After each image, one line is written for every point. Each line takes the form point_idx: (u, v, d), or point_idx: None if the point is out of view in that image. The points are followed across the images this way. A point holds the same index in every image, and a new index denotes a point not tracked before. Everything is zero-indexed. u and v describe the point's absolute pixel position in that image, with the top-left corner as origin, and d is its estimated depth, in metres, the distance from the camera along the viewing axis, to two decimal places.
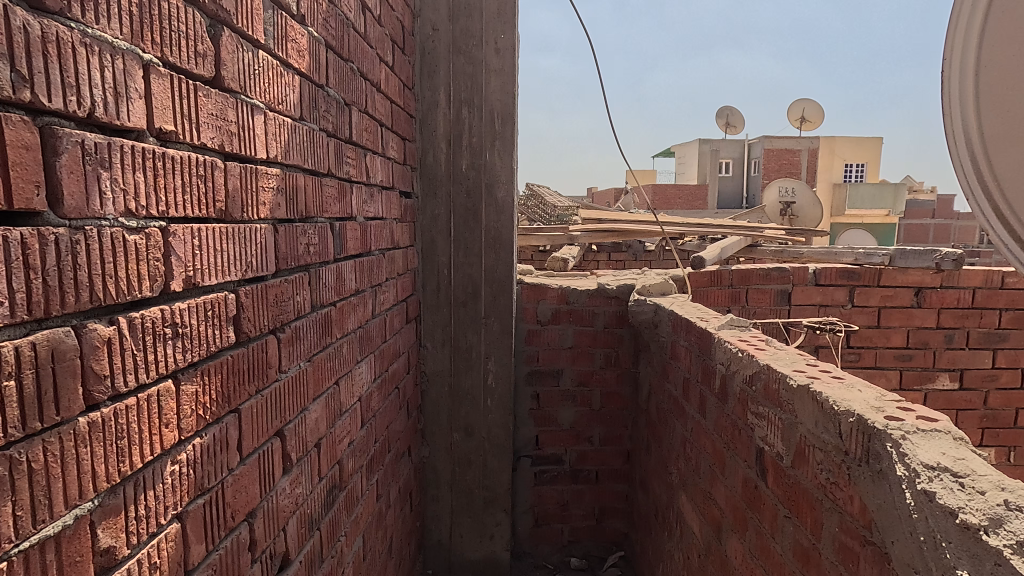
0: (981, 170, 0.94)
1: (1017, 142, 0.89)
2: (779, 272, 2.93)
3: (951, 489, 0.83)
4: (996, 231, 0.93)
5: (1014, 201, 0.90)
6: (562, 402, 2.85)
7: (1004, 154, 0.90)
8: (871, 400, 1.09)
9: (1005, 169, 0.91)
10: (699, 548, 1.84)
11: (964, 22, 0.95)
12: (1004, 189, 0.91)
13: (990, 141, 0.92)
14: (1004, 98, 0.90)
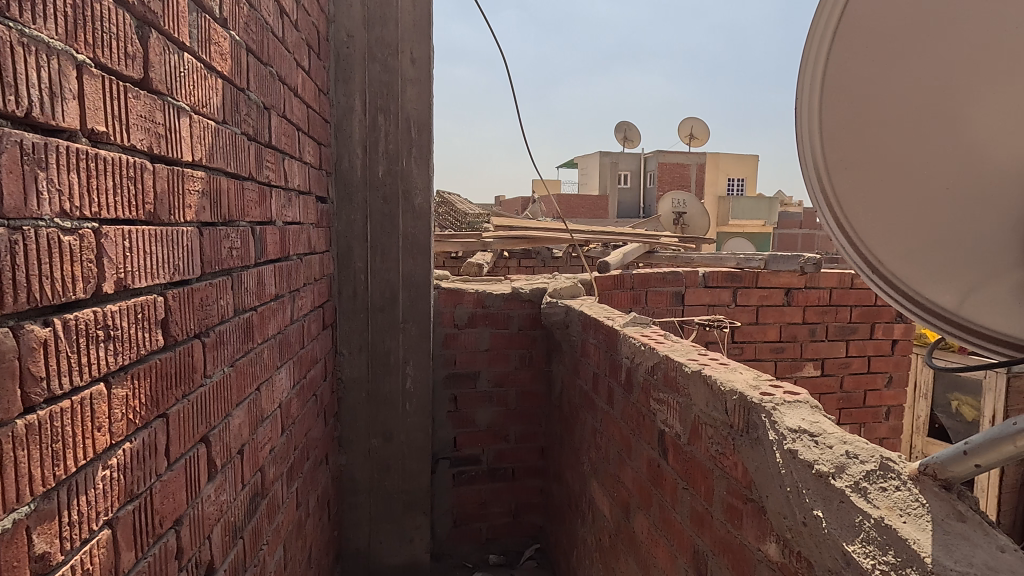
0: (828, 185, 1.01)
1: (860, 165, 1.00)
2: (673, 275, 3.23)
3: (808, 446, 1.01)
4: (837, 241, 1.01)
5: (858, 220, 1.00)
6: (479, 403, 2.93)
7: (848, 174, 1.00)
8: (749, 379, 1.29)
9: (847, 188, 1.01)
10: (609, 530, 2.00)
11: (814, 50, 1.01)
12: (846, 204, 1.00)
13: (837, 160, 1.01)
14: (848, 125, 1.01)
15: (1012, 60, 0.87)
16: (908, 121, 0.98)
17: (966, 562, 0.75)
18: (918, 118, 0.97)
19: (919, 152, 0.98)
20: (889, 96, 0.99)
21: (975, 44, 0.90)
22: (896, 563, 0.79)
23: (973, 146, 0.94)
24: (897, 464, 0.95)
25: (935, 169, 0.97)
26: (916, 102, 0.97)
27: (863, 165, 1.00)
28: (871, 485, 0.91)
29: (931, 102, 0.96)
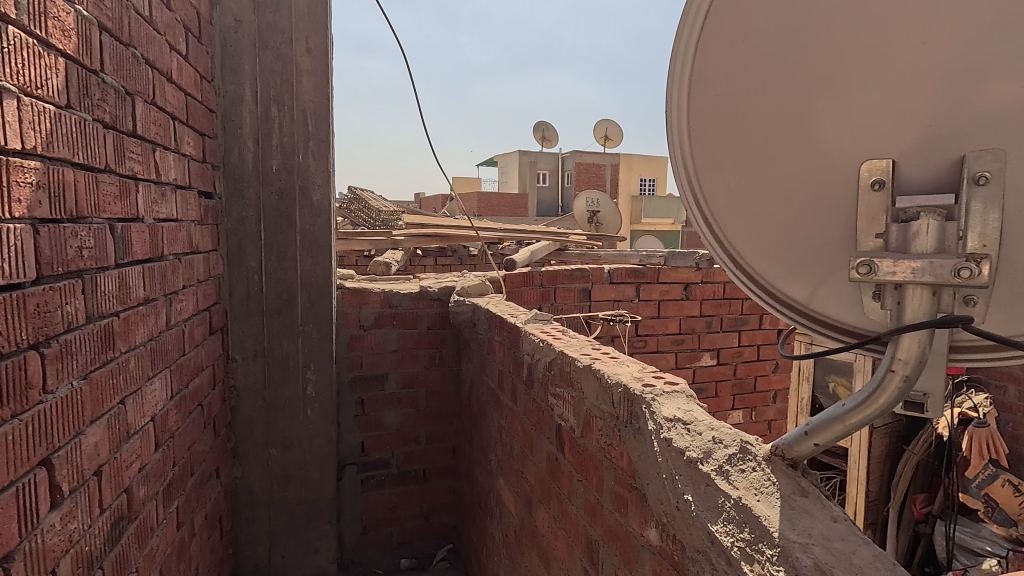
0: (697, 189, 1.03)
1: (727, 168, 1.01)
2: (581, 272, 3.32)
3: (681, 434, 1.07)
4: (708, 241, 1.05)
5: (720, 218, 1.03)
6: (387, 405, 2.86)
7: (716, 177, 1.02)
8: (634, 372, 1.34)
9: (716, 191, 1.03)
10: (515, 525, 2.02)
11: (685, 38, 0.97)
12: (715, 206, 1.03)
13: (706, 164, 1.02)
14: (715, 129, 1.00)
15: (860, 69, 0.86)
16: (766, 122, 0.97)
17: (807, 534, 0.82)
18: (773, 119, 0.96)
19: (781, 155, 0.98)
20: (750, 95, 0.97)
21: (826, 48, 0.89)
22: (751, 540, 0.85)
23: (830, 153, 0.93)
24: (755, 447, 1.00)
25: (790, 170, 0.97)
26: (774, 103, 0.95)
27: (726, 164, 1.01)
28: (733, 467, 0.98)
29: (794, 105, 0.94)
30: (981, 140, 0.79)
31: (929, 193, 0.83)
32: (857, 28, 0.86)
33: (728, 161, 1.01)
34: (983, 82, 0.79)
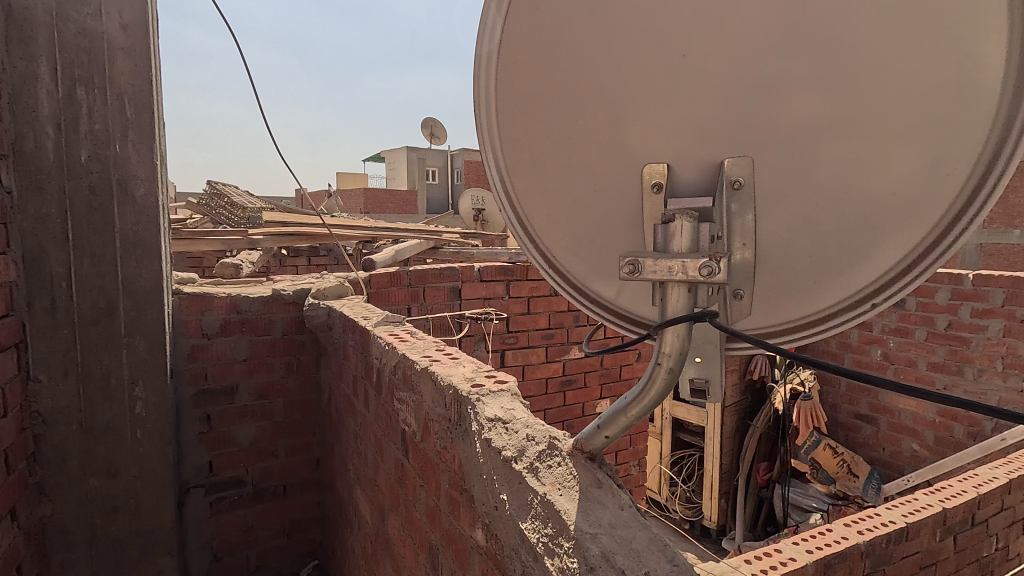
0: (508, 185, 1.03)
1: (534, 165, 1.01)
2: (450, 271, 3.29)
3: (500, 433, 1.07)
4: (520, 237, 1.05)
5: (531, 215, 1.03)
6: (238, 419, 2.63)
7: (525, 174, 1.02)
8: (467, 372, 1.33)
9: (525, 187, 1.02)
10: (370, 535, 1.94)
11: (489, 25, 0.93)
12: (524, 203, 1.03)
13: (514, 159, 1.01)
14: (521, 124, 0.99)
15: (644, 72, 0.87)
16: (565, 123, 0.96)
17: (598, 524, 0.85)
18: (571, 120, 0.96)
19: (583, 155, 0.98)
20: (547, 96, 0.96)
21: (608, 53, 0.89)
22: (553, 535, 0.87)
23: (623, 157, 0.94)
24: (560, 442, 1.03)
25: (589, 171, 0.98)
26: (573, 101, 0.94)
27: (532, 163, 1.01)
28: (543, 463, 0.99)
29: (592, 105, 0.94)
30: (735, 148, 0.84)
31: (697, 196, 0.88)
32: (635, 36, 0.87)
33: (535, 158, 1.01)
34: (739, 94, 0.82)
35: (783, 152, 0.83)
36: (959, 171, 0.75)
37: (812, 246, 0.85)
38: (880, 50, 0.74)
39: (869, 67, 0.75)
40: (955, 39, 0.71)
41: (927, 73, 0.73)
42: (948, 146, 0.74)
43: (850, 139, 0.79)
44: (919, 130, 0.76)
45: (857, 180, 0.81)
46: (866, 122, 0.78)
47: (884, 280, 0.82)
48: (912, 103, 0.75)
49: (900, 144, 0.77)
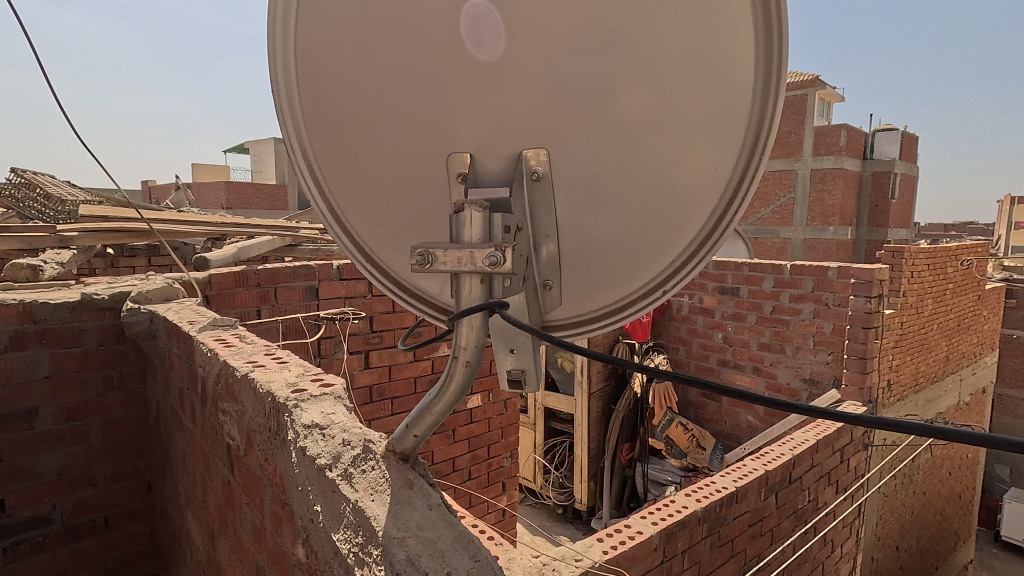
0: (316, 175, 0.96)
1: (343, 152, 0.95)
2: (304, 269, 3.03)
3: (316, 440, 1.00)
4: (334, 231, 0.98)
5: (346, 208, 0.98)
6: (40, 447, 2.24)
7: (334, 163, 0.96)
8: (291, 377, 1.24)
9: (335, 177, 0.97)
10: (202, 563, 1.75)
11: None
12: (335, 194, 0.97)
13: (321, 147, 0.95)
14: (325, 108, 0.93)
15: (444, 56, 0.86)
16: (371, 110, 0.92)
17: (406, 527, 0.82)
18: (378, 107, 0.92)
19: (393, 143, 0.94)
20: (352, 80, 0.91)
21: (406, 33, 0.86)
22: (363, 543, 0.83)
23: (433, 146, 0.92)
24: (376, 445, 0.98)
25: (399, 159, 0.94)
26: (377, 84, 0.90)
27: (342, 152, 0.95)
28: (358, 468, 0.94)
29: (397, 91, 0.90)
30: (533, 137, 0.86)
31: (498, 183, 0.88)
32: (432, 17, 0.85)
33: (343, 145, 0.95)
34: (533, 85, 0.84)
35: (579, 147, 0.86)
36: (725, 166, 0.81)
37: (611, 238, 0.91)
38: (651, 51, 0.78)
39: (644, 67, 0.80)
40: (713, 41, 0.76)
41: (693, 77, 0.78)
42: (714, 146, 0.81)
43: (634, 136, 0.84)
44: (691, 130, 0.81)
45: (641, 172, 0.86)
46: (647, 121, 0.83)
47: (673, 267, 0.87)
48: (684, 103, 0.80)
49: (676, 143, 0.83)
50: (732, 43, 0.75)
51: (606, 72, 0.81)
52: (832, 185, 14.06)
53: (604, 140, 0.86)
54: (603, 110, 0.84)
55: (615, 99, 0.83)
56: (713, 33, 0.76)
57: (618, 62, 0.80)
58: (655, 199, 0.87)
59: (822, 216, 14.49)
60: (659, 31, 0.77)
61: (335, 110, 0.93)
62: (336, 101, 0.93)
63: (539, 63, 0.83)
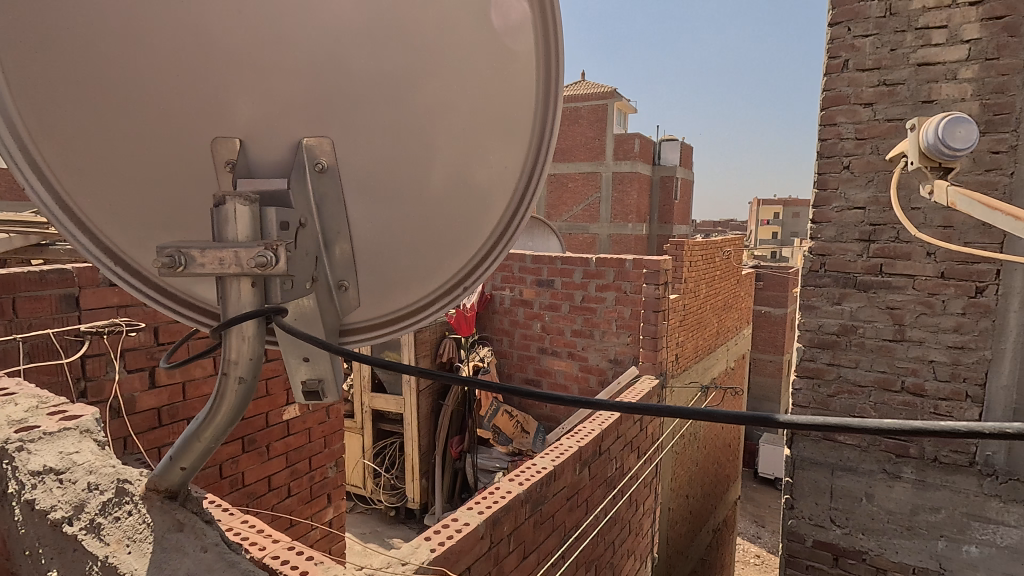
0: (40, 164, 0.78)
1: (77, 138, 0.79)
2: (58, 271, 2.15)
3: (50, 490, 0.92)
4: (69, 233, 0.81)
5: (87, 207, 0.82)
6: None
7: (65, 151, 0.79)
8: (22, 417, 1.11)
9: (69, 167, 0.80)
10: None
11: None
12: (71, 190, 0.81)
13: (46, 131, 0.78)
14: (46, 83, 0.76)
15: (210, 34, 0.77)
16: (115, 86, 0.77)
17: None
18: (120, 79, 0.77)
19: (147, 131, 0.80)
20: (83, 51, 0.75)
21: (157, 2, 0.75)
22: None
23: (198, 135, 0.81)
24: (133, 485, 0.91)
25: (157, 149, 0.81)
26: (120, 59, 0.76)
27: (79, 137, 0.79)
28: (105, 519, 0.88)
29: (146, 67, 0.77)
30: (312, 124, 0.80)
31: (276, 176, 0.79)
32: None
33: (77, 129, 0.79)
34: (308, 70, 0.78)
35: (374, 142, 0.83)
36: (513, 163, 0.83)
37: (413, 235, 0.90)
38: (434, 42, 0.77)
39: (430, 60, 0.79)
40: (493, 39, 0.76)
41: (475, 74, 0.79)
42: (499, 145, 0.82)
43: (426, 134, 0.84)
44: (478, 128, 0.82)
45: (435, 169, 0.86)
46: (437, 119, 0.82)
47: (472, 265, 0.89)
48: (470, 101, 0.80)
49: (468, 140, 0.83)
50: (510, 41, 0.76)
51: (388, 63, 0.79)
52: (630, 186, 15.91)
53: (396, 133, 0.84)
54: (393, 105, 0.82)
55: (403, 91, 0.81)
56: (490, 32, 0.76)
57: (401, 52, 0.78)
58: (451, 195, 0.87)
59: (623, 214, 16.33)
60: (439, 25, 0.77)
61: (61, 87, 0.77)
62: (62, 76, 0.76)
63: (313, 44, 0.78)
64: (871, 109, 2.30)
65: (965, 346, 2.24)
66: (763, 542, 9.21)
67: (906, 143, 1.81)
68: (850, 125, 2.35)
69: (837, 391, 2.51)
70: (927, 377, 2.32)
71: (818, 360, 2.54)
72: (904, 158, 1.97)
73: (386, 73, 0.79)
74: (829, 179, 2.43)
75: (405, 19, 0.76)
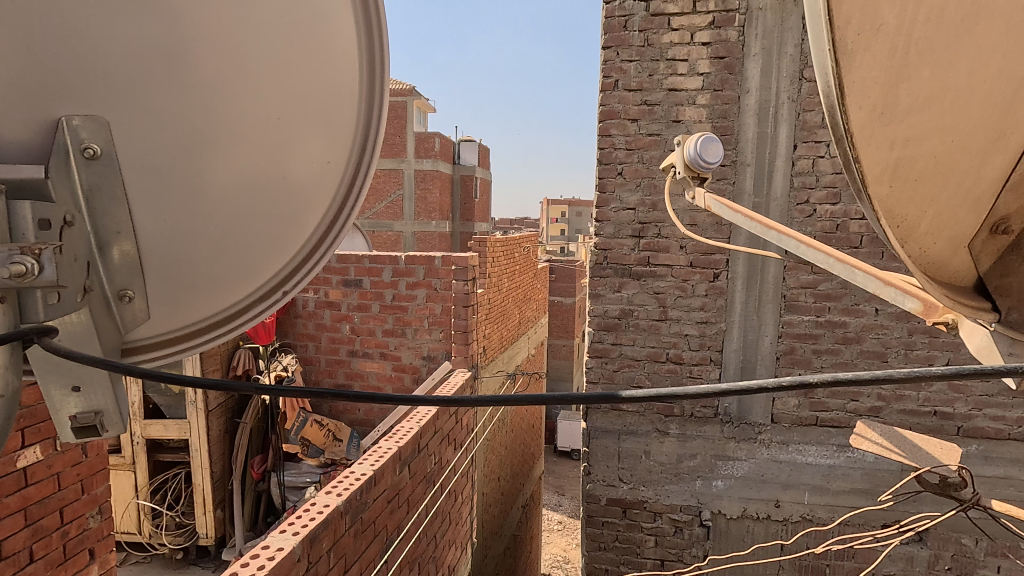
0: None
1: None
2: None
3: None
4: None
5: None
6: None
7: None
8: None
9: None
10: None
11: None
12: None
13: None
14: None
15: None
16: None
17: None
18: None
19: None
20: None
21: None
22: None
23: None
24: None
25: None
26: None
27: None
28: None
29: None
30: (79, 104, 0.71)
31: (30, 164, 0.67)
32: None
33: None
34: (78, 44, 0.69)
35: (172, 131, 0.79)
36: (335, 160, 0.99)
37: (236, 237, 0.93)
38: (248, 35, 0.82)
39: (252, 80, 0.84)
40: (307, 40, 0.87)
41: (299, 82, 0.88)
42: (326, 176, 0.99)
43: (251, 161, 0.89)
44: (302, 132, 0.92)
45: (256, 166, 0.90)
46: (257, 114, 0.86)
47: (306, 249, 1.04)
48: (291, 100, 0.89)
49: (291, 139, 0.91)
50: (327, 49, 0.90)
51: (211, 77, 0.80)
52: (432, 185, 16.17)
53: (215, 157, 0.84)
54: (196, 94, 0.79)
55: (217, 104, 0.82)
56: (310, 38, 0.87)
57: (228, 75, 0.81)
58: (272, 220, 0.96)
59: (426, 212, 16.47)
60: (263, 33, 0.83)
61: None
62: None
63: (85, 15, 0.69)
64: (637, 124, 2.70)
65: (709, 320, 2.77)
66: (563, 509, 10.21)
67: (673, 155, 2.16)
68: (622, 137, 2.72)
69: (620, 366, 2.90)
70: (684, 348, 2.82)
71: (605, 340, 2.90)
72: (667, 167, 2.35)
73: (189, 63, 0.78)
74: (608, 183, 2.78)
75: (216, 13, 0.78)
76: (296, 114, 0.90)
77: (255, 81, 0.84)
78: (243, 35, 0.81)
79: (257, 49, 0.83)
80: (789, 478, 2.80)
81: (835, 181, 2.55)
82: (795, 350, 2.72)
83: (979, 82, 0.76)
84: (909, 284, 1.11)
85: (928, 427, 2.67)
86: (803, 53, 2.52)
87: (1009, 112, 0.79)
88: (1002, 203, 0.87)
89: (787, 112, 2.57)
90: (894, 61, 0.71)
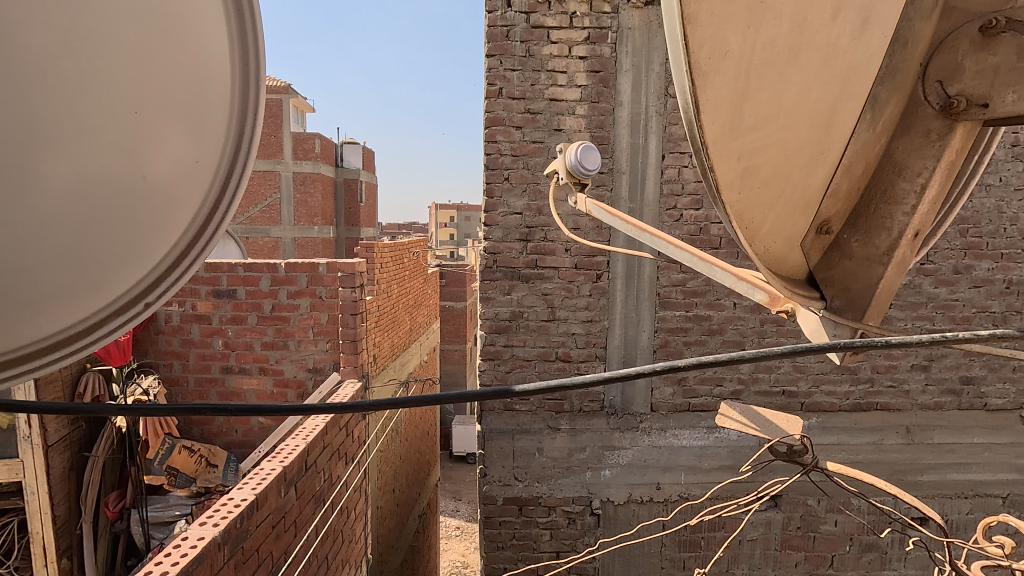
0: None
1: None
2: None
3: None
4: None
5: None
6: None
7: None
8: None
9: None
10: None
11: None
12: None
13: None
14: None
15: None
16: None
17: None
18: None
19: None
20: None
21: None
22: None
23: None
24: None
25: None
26: None
27: None
28: None
29: None
30: None
31: None
32: None
33: None
34: None
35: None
36: (205, 159, 0.90)
37: (84, 240, 0.84)
38: (93, 18, 0.75)
39: (98, 64, 0.77)
40: (166, 27, 0.80)
41: (156, 70, 0.81)
42: (194, 176, 0.91)
43: (101, 156, 0.81)
44: (163, 126, 0.84)
45: (106, 161, 0.81)
46: (106, 103, 0.79)
47: (171, 257, 0.94)
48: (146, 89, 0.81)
49: (151, 133, 0.84)
50: (190, 36, 0.82)
51: (45, 62, 0.74)
52: (313, 189, 15.46)
53: (57, 147, 0.77)
54: (26, 81, 0.73)
55: (55, 93, 0.75)
56: (172, 23, 0.81)
57: (73, 57, 0.75)
58: (129, 223, 0.87)
59: (307, 216, 15.66)
60: (111, 14, 0.76)
61: None
62: None
63: None
64: (521, 131, 2.78)
65: (593, 319, 2.93)
66: (460, 514, 10.21)
67: (556, 163, 2.26)
68: (507, 143, 2.79)
69: (512, 367, 2.96)
70: (571, 346, 2.95)
71: (497, 343, 2.94)
72: (551, 173, 2.44)
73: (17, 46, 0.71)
74: (495, 188, 2.83)
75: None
76: (154, 107, 0.83)
77: (103, 66, 0.77)
78: (84, 17, 0.75)
79: (104, 30, 0.76)
80: (667, 461, 3.04)
81: (697, 189, 2.83)
82: (668, 343, 2.96)
83: (803, 106, 0.89)
84: (758, 279, 1.27)
85: (778, 404, 3.04)
86: (667, 72, 2.77)
87: (828, 127, 0.93)
88: (825, 207, 1.03)
89: (655, 124, 2.80)
90: (738, 84, 0.81)
